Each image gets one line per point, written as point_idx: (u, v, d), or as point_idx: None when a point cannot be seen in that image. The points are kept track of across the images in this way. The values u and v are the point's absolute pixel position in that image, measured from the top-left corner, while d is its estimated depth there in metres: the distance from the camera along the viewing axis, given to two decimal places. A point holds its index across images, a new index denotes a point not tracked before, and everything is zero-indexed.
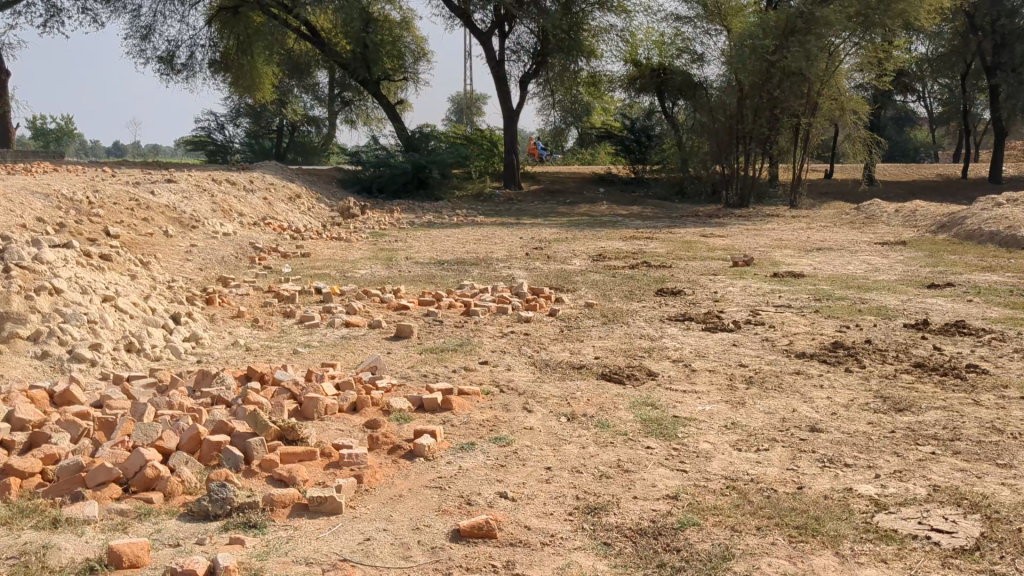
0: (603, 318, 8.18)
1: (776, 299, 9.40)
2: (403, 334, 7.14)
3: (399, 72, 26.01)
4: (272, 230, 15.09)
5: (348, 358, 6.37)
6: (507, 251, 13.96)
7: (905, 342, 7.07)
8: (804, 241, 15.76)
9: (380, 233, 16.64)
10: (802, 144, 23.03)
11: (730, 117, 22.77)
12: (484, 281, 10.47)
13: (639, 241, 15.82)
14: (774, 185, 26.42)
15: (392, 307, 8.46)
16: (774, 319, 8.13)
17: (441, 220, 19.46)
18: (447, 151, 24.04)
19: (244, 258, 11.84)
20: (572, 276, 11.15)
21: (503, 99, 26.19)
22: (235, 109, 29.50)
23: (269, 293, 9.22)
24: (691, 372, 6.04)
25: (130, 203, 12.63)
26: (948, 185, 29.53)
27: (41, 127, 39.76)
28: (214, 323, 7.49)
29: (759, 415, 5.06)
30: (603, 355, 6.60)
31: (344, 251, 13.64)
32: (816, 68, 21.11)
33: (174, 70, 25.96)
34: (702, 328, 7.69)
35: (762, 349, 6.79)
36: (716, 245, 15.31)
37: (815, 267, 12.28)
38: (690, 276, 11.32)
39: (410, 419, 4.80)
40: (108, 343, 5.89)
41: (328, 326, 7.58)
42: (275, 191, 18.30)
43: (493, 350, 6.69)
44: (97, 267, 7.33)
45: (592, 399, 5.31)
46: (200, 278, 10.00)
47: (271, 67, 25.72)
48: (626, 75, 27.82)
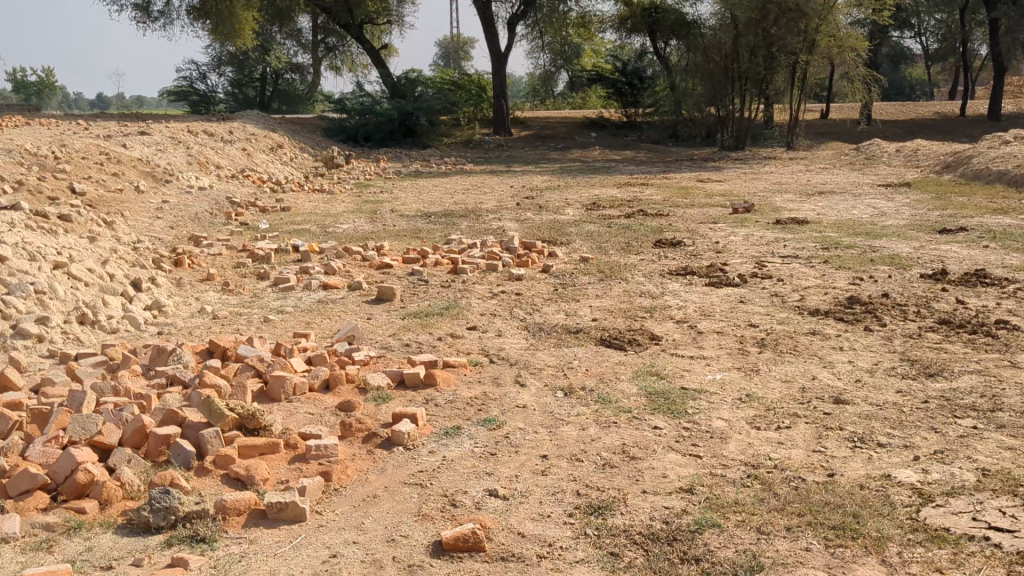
0: (600, 274, 7.65)
1: (782, 249, 8.86)
2: (385, 296, 6.62)
3: (383, 15, 25.21)
4: (251, 183, 14.50)
5: (324, 326, 5.85)
6: (498, 200, 13.43)
7: (925, 296, 6.55)
8: (805, 184, 15.21)
9: (365, 183, 16.06)
10: (799, 84, 22.34)
11: (725, 57, 21.92)
12: (473, 234, 9.93)
13: (635, 188, 15.28)
14: (770, 127, 25.78)
15: (374, 265, 7.93)
16: (781, 271, 7.60)
17: (429, 169, 18.87)
18: (434, 97, 23.29)
19: (219, 215, 11.28)
20: (565, 227, 10.61)
21: (491, 42, 25.39)
22: (216, 58, 28.50)
23: (243, 252, 8.71)
24: (698, 336, 5.51)
25: (100, 157, 12.03)
26: (948, 123, 28.87)
27: (20, 80, 38.66)
28: (181, 288, 6.96)
29: (776, 384, 4.56)
30: (601, 317, 6.07)
31: (327, 204, 13.09)
32: (813, 3, 20.39)
33: (150, 18, 25.06)
34: (706, 283, 7.17)
35: (772, 307, 6.28)
36: (714, 190, 14.77)
37: (819, 212, 11.77)
38: (689, 224, 10.79)
39: (389, 398, 4.31)
40: (58, 315, 5.37)
41: (304, 288, 7.06)
42: (256, 141, 17.66)
43: (482, 313, 6.17)
44: (50, 230, 6.76)
45: (591, 369, 4.81)
46: (172, 238, 9.46)
47: (251, 12, 24.79)
48: (617, 15, 27.08)
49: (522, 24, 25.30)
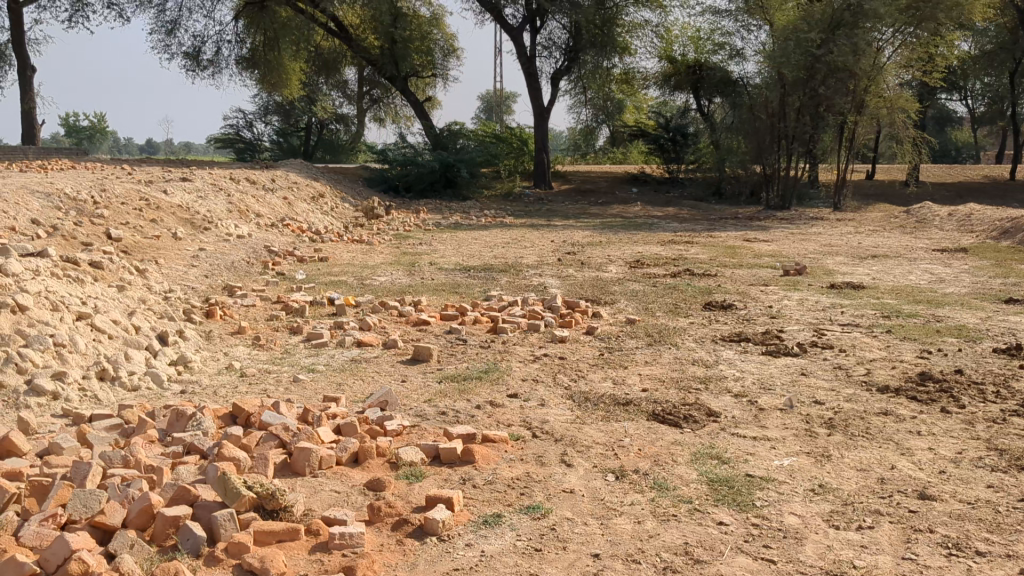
0: (649, 338, 7.25)
1: (839, 315, 8.42)
2: (421, 356, 6.27)
3: (428, 68, 25.31)
4: (290, 232, 14.31)
5: (356, 388, 5.50)
6: (538, 255, 13.09)
7: (1002, 373, 6.05)
8: (855, 247, 14.72)
9: (405, 235, 15.84)
10: (846, 144, 21.92)
11: (772, 115, 21.58)
12: (513, 290, 9.59)
13: (679, 246, 14.88)
14: (816, 186, 25.32)
15: (410, 322, 7.60)
16: (842, 341, 7.15)
17: (469, 221, 18.65)
18: (476, 148, 23.17)
19: (255, 264, 11.08)
20: (609, 285, 10.23)
21: (534, 96, 25.37)
22: (263, 107, 28.97)
23: (277, 303, 8.44)
24: (759, 414, 5.08)
25: (140, 202, 11.88)
26: (998, 187, 28.19)
27: (73, 125, 39.35)
28: (210, 341, 6.66)
29: (852, 474, 4.11)
30: (651, 387, 5.66)
31: (365, 255, 12.85)
32: (863, 64, 20.03)
33: (200, 67, 25.37)
34: (763, 352, 6.74)
35: (837, 381, 5.83)
36: (762, 250, 14.35)
37: (874, 277, 11.27)
38: (739, 286, 10.36)
39: (422, 476, 3.93)
40: (76, 371, 5.09)
41: (337, 345, 6.73)
42: (298, 189, 17.56)
43: (524, 379, 5.78)
44: (77, 278, 6.52)
45: (645, 449, 4.40)
46: (206, 287, 9.23)
47: (298, 63, 25.06)
48: (661, 72, 27.00)
49: (566, 79, 25.27)
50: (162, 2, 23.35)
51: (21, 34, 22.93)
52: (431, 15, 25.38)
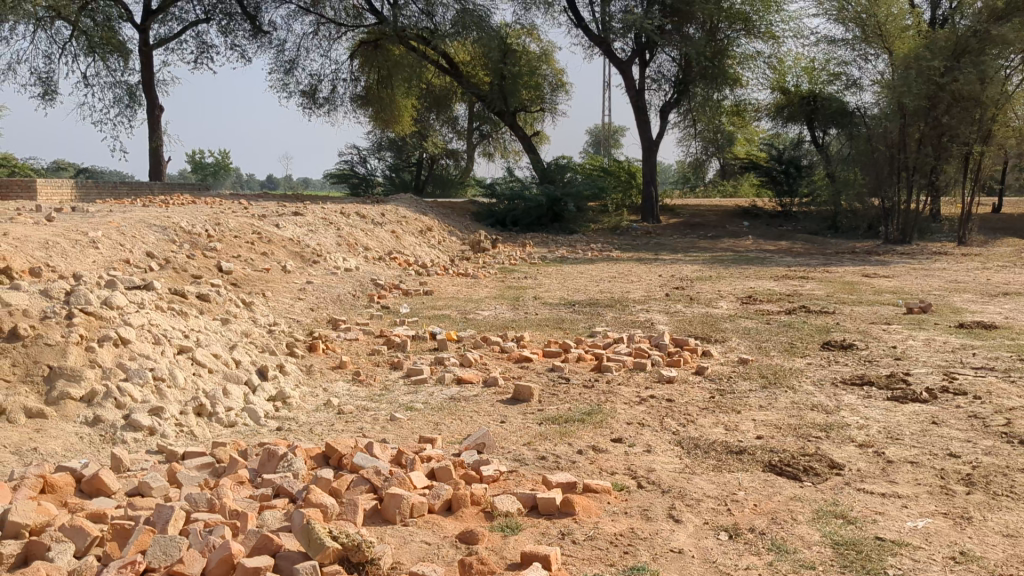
0: (762, 380, 6.84)
1: (971, 357, 7.81)
2: (522, 396, 6.03)
3: (536, 102, 25.34)
4: (397, 265, 14.36)
5: (454, 429, 5.31)
6: (645, 290, 12.75)
7: None
8: (984, 283, 13.85)
9: (510, 268, 15.73)
10: (972, 175, 20.81)
11: (891, 146, 20.65)
12: (620, 327, 9.28)
13: (793, 281, 14.30)
14: (939, 220, 24.12)
15: (512, 358, 7.39)
16: (976, 386, 6.58)
17: (575, 255, 18.44)
18: (583, 182, 22.98)
19: (361, 298, 11.12)
20: (719, 322, 9.82)
21: (642, 130, 25.09)
22: (376, 143, 29.30)
23: (379, 337, 8.37)
24: (888, 467, 4.65)
25: (252, 236, 12.08)
26: None
27: (199, 162, 40.94)
28: (310, 376, 6.60)
29: (997, 540, 3.68)
30: (766, 435, 5.27)
31: (470, 289, 12.76)
32: (991, 91, 19.06)
33: (316, 104, 26.02)
34: (889, 398, 6.24)
35: (972, 432, 5.32)
36: (882, 287, 13.65)
37: (1007, 316, 10.53)
38: (859, 325, 9.80)
39: (518, 528, 3.69)
40: (174, 406, 5.06)
41: (437, 382, 6.56)
42: (407, 223, 17.68)
43: (629, 422, 5.47)
44: (181, 312, 6.56)
45: (760, 505, 4.07)
46: (311, 320, 9.27)
47: (409, 99, 25.48)
48: (773, 103, 26.36)
49: (675, 112, 24.89)
50: (280, 43, 24.07)
51: (149, 75, 23.97)
52: (540, 51, 25.50)
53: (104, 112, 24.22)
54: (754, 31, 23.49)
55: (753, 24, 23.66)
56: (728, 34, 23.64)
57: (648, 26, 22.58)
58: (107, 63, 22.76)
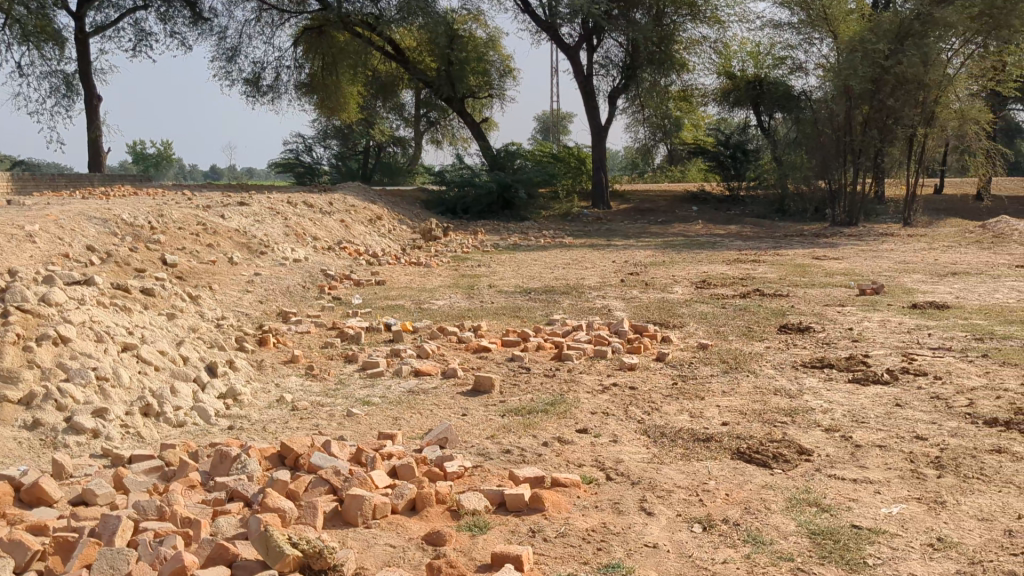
0: (723, 365, 6.78)
1: (926, 338, 7.84)
2: (482, 387, 5.88)
3: (484, 88, 25.12)
4: (347, 255, 14.09)
5: (413, 423, 5.15)
6: (600, 276, 12.67)
7: None
8: (932, 263, 14.01)
9: (463, 256, 15.53)
10: (916, 157, 21.09)
11: (837, 129, 20.84)
12: (577, 314, 9.18)
13: (745, 265, 14.33)
14: (884, 202, 24.45)
15: (470, 348, 7.24)
16: (936, 367, 6.58)
17: (527, 242, 18.31)
18: (533, 168, 22.86)
19: (311, 289, 10.87)
20: (676, 307, 9.77)
21: (591, 115, 25.04)
22: (322, 131, 28.81)
23: (332, 329, 8.16)
24: (856, 451, 4.59)
25: (197, 227, 11.74)
26: None
27: (139, 152, 39.94)
28: (262, 371, 6.39)
29: (971, 525, 3.63)
30: (732, 421, 5.19)
31: (423, 278, 12.56)
32: (934, 74, 19.29)
33: (259, 92, 25.50)
34: (850, 380, 6.21)
35: (936, 413, 5.30)
36: (834, 268, 13.74)
37: (957, 296, 10.63)
38: (814, 307, 9.82)
39: (486, 527, 3.55)
40: (119, 407, 4.83)
41: (393, 374, 6.38)
42: (355, 212, 17.39)
43: (593, 412, 5.36)
44: (124, 307, 6.29)
45: (732, 494, 3.98)
46: (260, 313, 9.01)
47: (355, 87, 25.09)
48: (720, 88, 26.49)
49: (623, 98, 24.87)
50: (222, 30, 23.53)
51: (86, 63, 23.24)
52: (487, 36, 25.26)
53: (41, 102, 23.45)
54: (700, 16, 23.55)
55: (699, 9, 23.71)
56: (674, 19, 23.63)
57: (595, 12, 22.48)
58: (40, 51, 22.01)
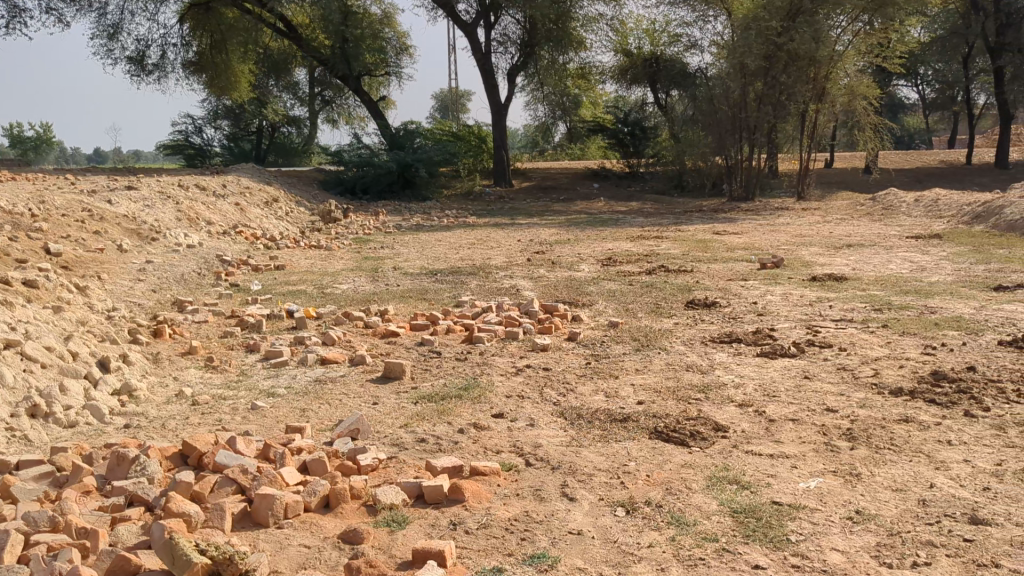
0: (635, 342, 6.78)
1: (828, 310, 8.01)
2: (393, 373, 5.71)
3: (381, 66, 24.68)
4: (244, 239, 13.63)
5: (324, 414, 4.96)
6: (506, 256, 12.58)
7: (1020, 369, 5.57)
8: (827, 236, 14.39)
9: (364, 238, 15.22)
10: (808, 133, 21.65)
11: (733, 106, 21.23)
12: (485, 295, 9.07)
13: (648, 241, 14.46)
14: (777, 176, 25.08)
15: (378, 334, 7.05)
16: (840, 338, 6.71)
17: (430, 222, 18.09)
18: (434, 148, 22.60)
19: (208, 276, 10.46)
20: (583, 285, 9.76)
21: (490, 93, 24.87)
22: (212, 111, 27.68)
23: (232, 318, 7.85)
24: (771, 426, 4.62)
25: (83, 214, 11.15)
26: (955, 172, 28.20)
27: (17, 135, 37.89)
28: (159, 364, 6.08)
29: (888, 496, 3.67)
30: (647, 400, 5.17)
31: (325, 261, 12.25)
32: (824, 51, 19.79)
33: (145, 71, 24.47)
34: (759, 354, 6.28)
35: (844, 385, 5.39)
36: (734, 243, 13.96)
37: (853, 267, 10.93)
38: (719, 282, 9.93)
39: (405, 522, 3.41)
40: (1, 409, 4.50)
41: (299, 363, 6.15)
42: (251, 195, 16.86)
43: (507, 395, 5.26)
44: (5, 301, 5.88)
45: (653, 475, 3.94)
46: (153, 303, 8.60)
47: (247, 65, 24.32)
48: (617, 66, 26.66)
49: (522, 76, 24.79)
50: (102, 6, 22.43)
51: None
52: (382, 13, 24.77)
53: None
54: None
55: None
56: None
57: None
58: None
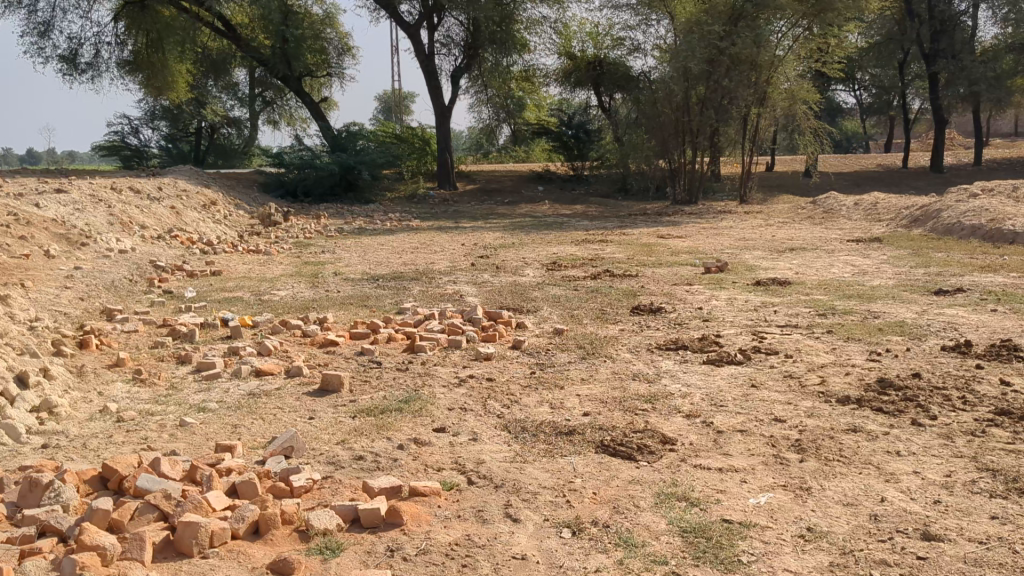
0: (581, 350, 6.64)
1: (773, 315, 7.97)
2: (330, 386, 5.50)
3: (322, 67, 24.31)
4: (180, 244, 13.24)
5: (258, 430, 4.73)
6: (450, 260, 12.39)
7: (964, 376, 5.56)
8: (770, 239, 14.48)
9: (305, 242, 14.92)
10: (750, 137, 21.84)
11: (676, 109, 21.32)
12: (427, 301, 8.88)
13: (593, 245, 14.39)
14: (719, 179, 25.26)
15: (316, 343, 6.83)
16: (785, 345, 6.66)
17: (373, 225, 17.82)
18: (377, 150, 22.30)
19: (140, 283, 10.10)
20: (528, 291, 9.63)
21: (433, 95, 24.67)
22: (150, 112, 27.13)
23: (163, 327, 7.55)
24: (719, 438, 4.51)
25: (8, 217, 10.68)
26: (892, 175, 28.70)
27: None
28: (83, 377, 5.78)
29: (839, 510, 3.59)
30: (594, 411, 5.04)
31: (263, 267, 11.93)
32: (765, 55, 19.96)
33: (78, 70, 23.75)
34: (706, 362, 6.19)
35: (791, 394, 5.32)
36: (678, 247, 13.96)
37: (796, 271, 10.96)
38: (663, 287, 9.88)
39: (339, 549, 3.22)
40: None
41: (232, 375, 5.90)
42: (188, 198, 16.43)
43: (450, 408, 5.09)
44: None
45: (600, 492, 3.80)
46: (81, 312, 8.25)
47: (184, 65, 23.76)
48: (561, 69, 26.66)
49: (465, 78, 24.64)
50: (32, 2, 21.73)
51: None
52: (324, 13, 24.42)
53: None
54: None
55: None
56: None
57: None
58: None
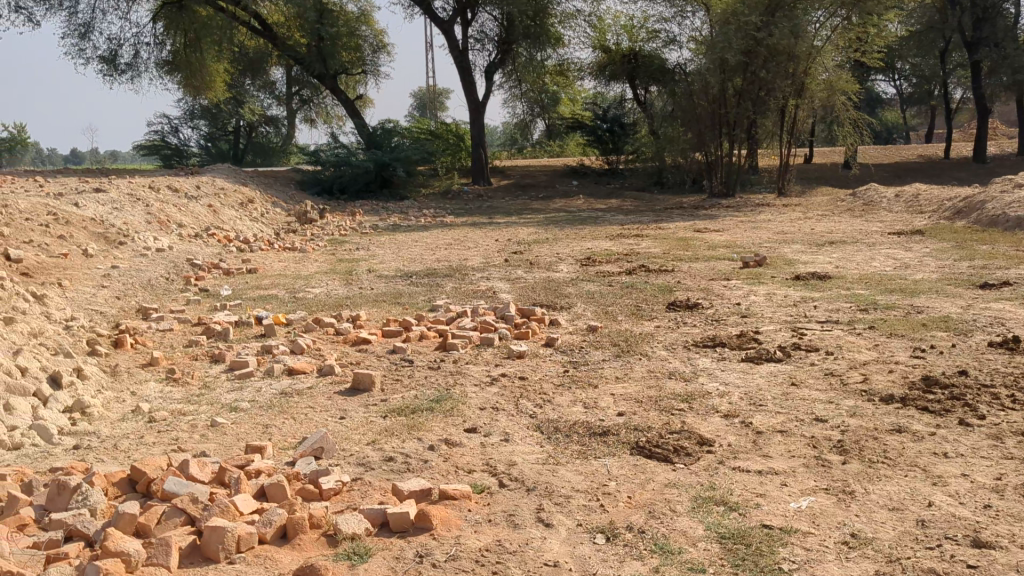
0: (615, 348, 6.52)
1: (814, 311, 7.79)
2: (361, 385, 5.45)
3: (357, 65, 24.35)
4: (216, 242, 13.30)
5: (288, 430, 4.69)
6: (483, 256, 12.31)
7: (1012, 373, 5.36)
8: (809, 233, 14.22)
9: (340, 239, 14.93)
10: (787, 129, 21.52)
11: (712, 101, 21.06)
12: (461, 298, 8.81)
13: (628, 239, 14.24)
14: (756, 171, 24.93)
15: (348, 341, 6.78)
16: (826, 341, 6.49)
17: (408, 222, 17.81)
18: (411, 146, 22.29)
19: (176, 281, 10.14)
20: (562, 287, 9.53)
21: (467, 90, 24.61)
22: (189, 111, 27.39)
23: (198, 325, 7.55)
24: (758, 439, 4.39)
25: (47, 217, 10.77)
26: (934, 167, 28.15)
27: None
28: (117, 377, 5.79)
29: (884, 515, 3.45)
30: (628, 411, 4.93)
31: (298, 264, 11.94)
32: (803, 46, 19.63)
33: (117, 71, 24.01)
34: (744, 359, 6.05)
35: (832, 392, 5.17)
36: (715, 241, 13.76)
37: (836, 265, 10.74)
38: (700, 282, 9.71)
39: (367, 554, 3.15)
40: None
41: (265, 374, 5.87)
42: (225, 196, 16.52)
43: (482, 407, 5.01)
44: None
45: (636, 496, 3.70)
46: (117, 311, 8.28)
47: (221, 64, 23.92)
48: (596, 62, 26.46)
49: (499, 74, 24.55)
50: (72, 4, 21.98)
51: None
52: (359, 11, 24.45)
53: None
54: None
55: None
56: None
57: None
58: None
